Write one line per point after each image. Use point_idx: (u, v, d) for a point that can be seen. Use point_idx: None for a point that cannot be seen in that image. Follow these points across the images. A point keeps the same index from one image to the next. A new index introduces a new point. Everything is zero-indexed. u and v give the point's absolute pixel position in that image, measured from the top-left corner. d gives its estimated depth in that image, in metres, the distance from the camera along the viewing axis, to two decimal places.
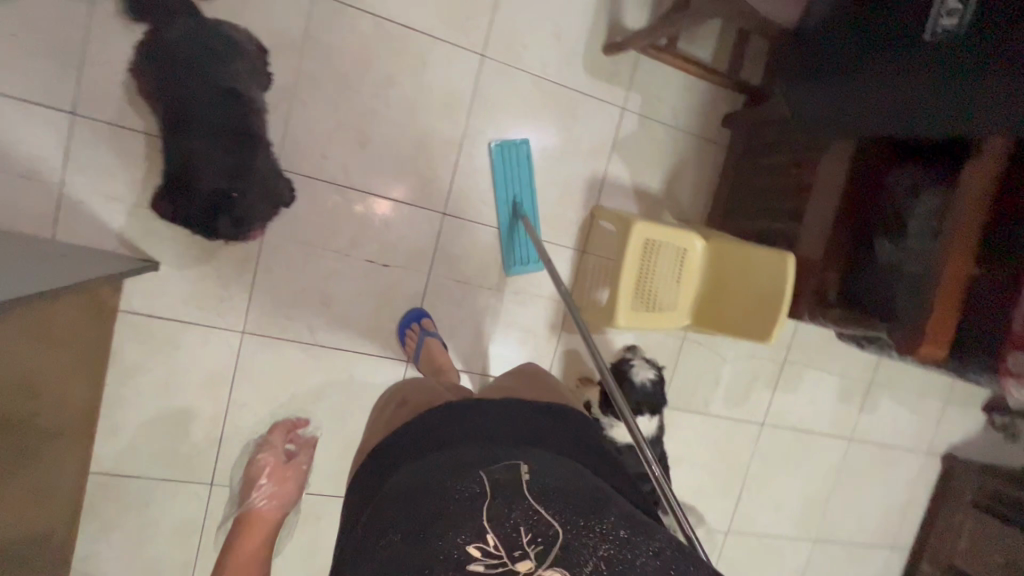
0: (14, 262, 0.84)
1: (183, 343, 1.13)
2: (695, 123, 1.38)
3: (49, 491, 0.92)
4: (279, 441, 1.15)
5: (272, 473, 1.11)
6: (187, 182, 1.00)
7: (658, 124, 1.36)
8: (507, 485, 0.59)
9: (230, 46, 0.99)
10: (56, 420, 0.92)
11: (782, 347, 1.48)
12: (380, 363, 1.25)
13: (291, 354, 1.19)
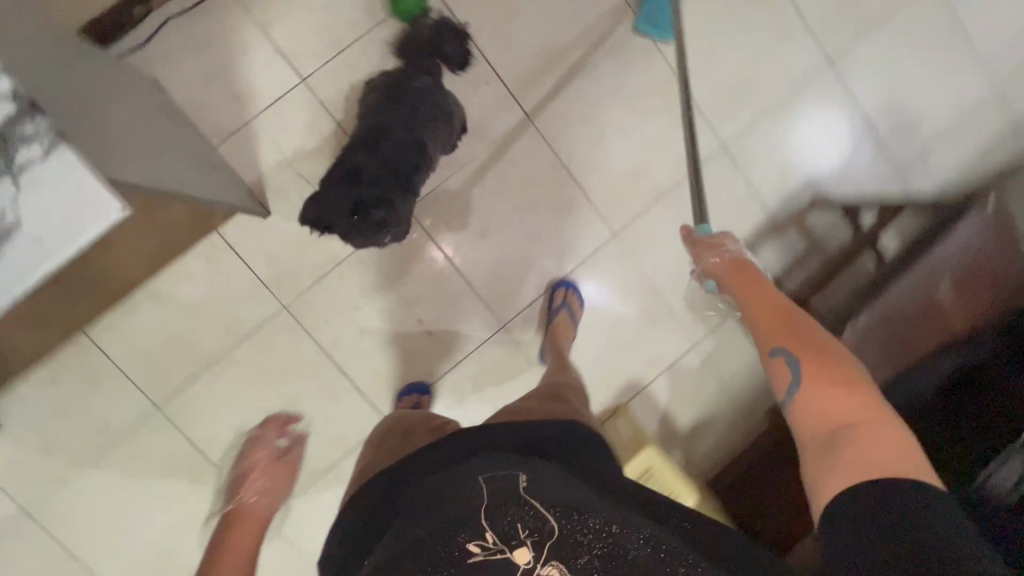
0: (180, 155, 0.94)
1: (234, 283, 1.20)
2: (741, 394, 1.47)
3: (42, 331, 0.95)
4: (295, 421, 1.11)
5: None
6: (345, 180, 1.05)
7: (714, 375, 1.44)
8: (507, 492, 0.64)
9: (446, 114, 1.16)
10: (98, 284, 0.96)
11: None
12: (364, 406, 1.29)
13: (304, 349, 1.25)
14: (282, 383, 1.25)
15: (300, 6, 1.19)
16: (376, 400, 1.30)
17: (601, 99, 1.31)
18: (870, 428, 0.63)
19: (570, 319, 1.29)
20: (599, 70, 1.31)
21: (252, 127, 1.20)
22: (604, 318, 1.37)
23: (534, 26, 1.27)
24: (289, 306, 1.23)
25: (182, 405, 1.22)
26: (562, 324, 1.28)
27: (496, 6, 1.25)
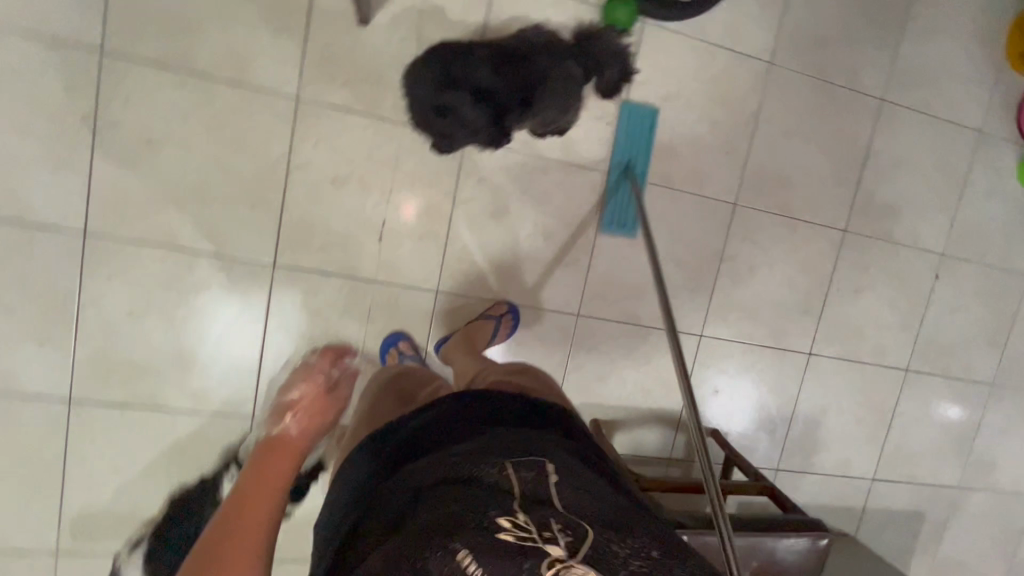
0: None
1: (280, 39, 1.11)
2: None
3: None
4: (329, 366, 0.99)
5: (311, 396, 0.90)
6: (462, 79, 1.13)
7: None
8: (532, 480, 0.60)
9: (569, 93, 1.15)
10: None
11: None
12: (269, 235, 1.18)
13: (273, 144, 1.15)
14: (227, 147, 1.13)
15: None
16: (280, 239, 1.19)
17: (662, 218, 1.37)
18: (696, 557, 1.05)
19: (490, 330, 1.27)
20: (681, 200, 1.38)
21: None
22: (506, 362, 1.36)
23: (673, 126, 1.34)
24: (300, 98, 1.14)
25: (127, 72, 1.07)
26: (480, 327, 1.24)
27: (663, 85, 1.31)
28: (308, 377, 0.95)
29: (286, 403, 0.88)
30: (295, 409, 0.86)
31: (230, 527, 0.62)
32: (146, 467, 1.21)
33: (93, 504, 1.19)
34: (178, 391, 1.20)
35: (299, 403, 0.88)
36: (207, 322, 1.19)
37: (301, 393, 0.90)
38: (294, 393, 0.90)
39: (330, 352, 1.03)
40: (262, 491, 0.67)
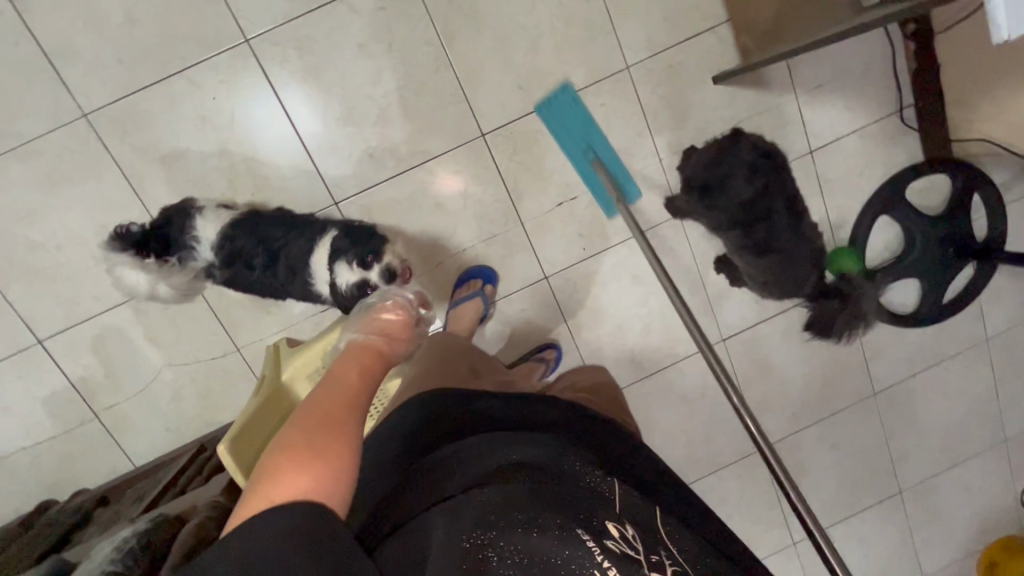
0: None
1: (664, 24, 1.19)
2: None
3: None
4: (414, 300, 0.89)
5: (400, 319, 0.81)
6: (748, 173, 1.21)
7: None
8: (635, 503, 0.60)
9: (780, 263, 1.25)
10: None
11: (136, 402, 1.23)
12: (502, 114, 1.19)
13: (578, 71, 1.20)
14: (552, 37, 1.17)
15: (866, 165, 1.33)
16: (502, 124, 1.20)
17: (715, 406, 1.46)
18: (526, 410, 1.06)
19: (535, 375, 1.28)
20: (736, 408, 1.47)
21: (792, 89, 1.26)
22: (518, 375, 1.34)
23: (788, 361, 1.45)
24: (626, 68, 1.21)
25: None
26: (532, 367, 1.25)
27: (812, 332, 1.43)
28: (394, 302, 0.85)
29: (374, 315, 0.81)
30: (378, 325, 0.79)
31: (325, 407, 0.58)
32: (223, 140, 1.13)
33: (154, 116, 1.11)
34: (313, 125, 1.15)
35: (385, 322, 0.80)
36: (392, 110, 1.16)
37: (389, 316, 0.81)
38: (383, 311, 0.81)
39: (421, 291, 0.93)
40: (349, 392, 0.62)
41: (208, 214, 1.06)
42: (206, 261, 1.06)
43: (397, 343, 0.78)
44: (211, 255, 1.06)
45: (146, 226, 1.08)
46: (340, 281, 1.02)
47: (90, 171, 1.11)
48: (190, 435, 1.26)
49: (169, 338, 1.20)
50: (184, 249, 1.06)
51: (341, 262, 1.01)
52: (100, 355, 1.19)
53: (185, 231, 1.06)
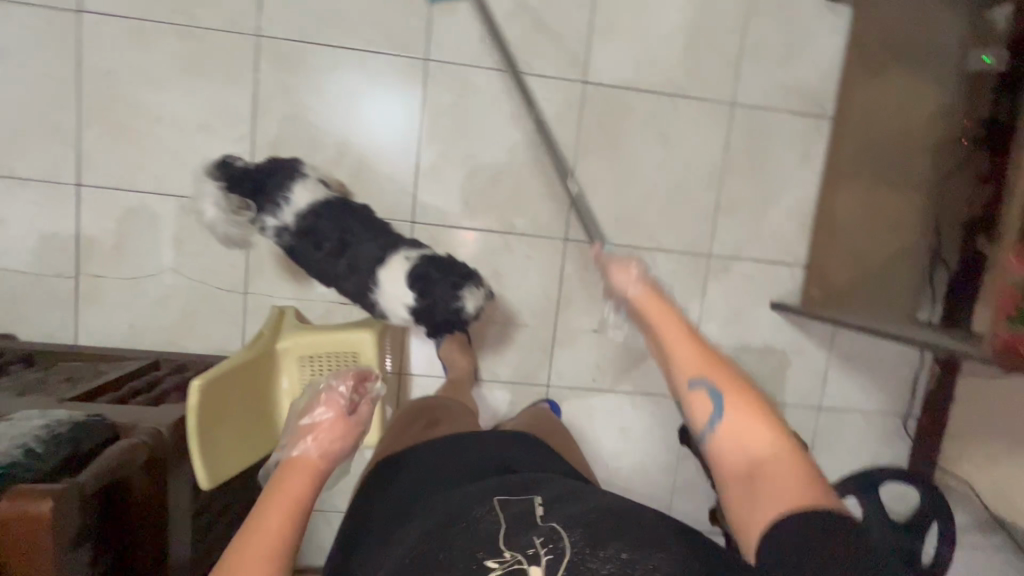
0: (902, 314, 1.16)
1: (756, 241, 1.31)
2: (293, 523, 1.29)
3: (875, 119, 1.23)
4: (350, 387, 0.75)
5: (331, 419, 0.70)
6: None
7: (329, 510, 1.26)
8: (520, 519, 0.67)
9: None
10: (857, 189, 1.25)
11: (122, 287, 1.18)
12: (591, 233, 1.27)
13: (671, 235, 1.30)
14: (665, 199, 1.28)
15: (858, 446, 1.41)
16: (584, 240, 1.28)
17: None
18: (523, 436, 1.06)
19: None
20: None
21: (828, 348, 1.36)
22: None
23: None
24: (708, 256, 1.31)
25: (721, 124, 1.27)
26: None
27: None
28: (327, 399, 0.72)
29: (306, 423, 0.70)
30: (312, 434, 0.68)
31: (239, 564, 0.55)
32: (355, 119, 1.20)
33: (312, 69, 1.18)
34: (435, 152, 1.22)
35: (316, 429, 0.69)
36: (505, 178, 1.24)
37: (320, 416, 0.71)
38: (314, 413, 0.71)
39: (354, 369, 0.78)
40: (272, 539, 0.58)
41: (307, 179, 0.94)
42: (284, 227, 0.92)
43: (332, 450, 0.67)
44: (292, 222, 0.92)
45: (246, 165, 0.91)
46: (468, 306, 0.95)
47: (229, 78, 1.16)
48: (143, 344, 1.20)
49: (193, 248, 1.19)
50: (267, 203, 0.91)
51: (471, 288, 0.95)
52: (122, 228, 1.17)
53: (276, 186, 0.91)
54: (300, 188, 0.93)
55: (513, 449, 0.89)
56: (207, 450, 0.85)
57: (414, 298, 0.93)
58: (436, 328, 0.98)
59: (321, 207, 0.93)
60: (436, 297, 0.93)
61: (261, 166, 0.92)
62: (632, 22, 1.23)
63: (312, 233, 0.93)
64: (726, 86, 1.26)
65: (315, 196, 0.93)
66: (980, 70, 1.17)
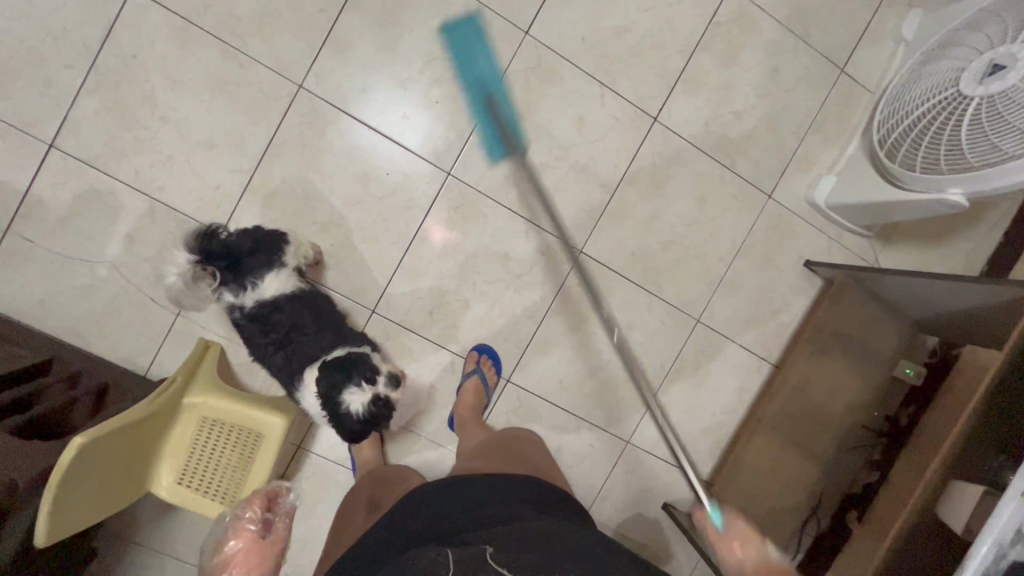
0: None
1: (674, 445, 1.38)
2: (119, 557, 1.18)
3: (806, 390, 1.33)
4: (257, 512, 0.98)
5: (242, 552, 0.95)
6: None
7: (168, 554, 1.21)
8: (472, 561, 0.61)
9: None
10: (768, 447, 1.33)
11: (48, 262, 1.10)
12: (534, 383, 1.31)
13: (603, 411, 1.35)
14: (610, 378, 1.34)
15: None
16: (524, 386, 1.31)
17: None
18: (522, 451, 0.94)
19: None
20: None
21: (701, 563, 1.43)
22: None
23: None
24: (627, 443, 1.36)
25: (681, 333, 1.36)
26: None
27: None
28: (238, 531, 0.96)
29: (223, 560, 0.95)
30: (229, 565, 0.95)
31: None
32: (360, 198, 1.20)
33: (339, 138, 1.17)
34: (422, 255, 1.23)
35: (232, 560, 0.95)
36: (476, 304, 1.27)
37: (234, 544, 0.96)
38: (230, 546, 0.95)
39: (260, 495, 1.00)
40: None
41: (283, 269, 0.95)
42: (240, 306, 0.93)
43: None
44: (250, 303, 0.93)
45: (223, 237, 0.92)
46: (351, 406, 0.92)
47: (253, 110, 1.14)
48: (44, 324, 1.11)
49: (143, 251, 1.13)
50: (232, 282, 0.92)
51: (346, 389, 0.91)
52: (77, 204, 1.10)
53: (248, 269, 0.92)
54: (266, 270, 0.93)
55: (485, 493, 0.78)
56: (60, 502, 0.80)
57: (323, 420, 0.94)
58: (359, 440, 0.97)
59: (283, 301, 0.94)
60: (333, 414, 0.92)
61: (238, 241, 0.92)
62: (641, 217, 1.31)
63: (263, 318, 0.93)
64: (698, 303, 1.36)
65: (283, 289, 0.95)
66: (901, 377, 1.34)
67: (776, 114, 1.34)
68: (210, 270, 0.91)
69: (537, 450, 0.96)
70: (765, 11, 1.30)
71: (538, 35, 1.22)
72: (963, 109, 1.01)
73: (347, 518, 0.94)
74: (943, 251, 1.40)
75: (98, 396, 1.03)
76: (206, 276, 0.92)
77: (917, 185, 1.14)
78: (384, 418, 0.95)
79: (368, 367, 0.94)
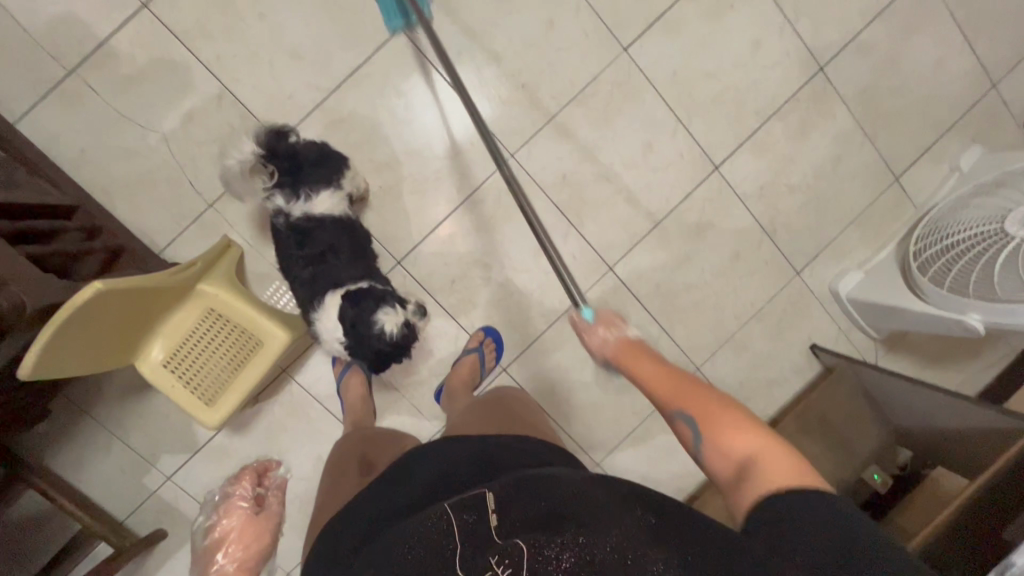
0: None
1: (640, 480, 1.40)
2: (69, 424, 1.15)
3: None
4: (248, 487, 0.95)
5: (236, 525, 0.88)
6: None
7: (117, 438, 1.17)
8: (473, 526, 0.61)
9: None
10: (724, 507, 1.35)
11: (101, 114, 1.09)
12: (527, 380, 1.32)
13: (583, 427, 1.36)
14: (599, 399, 1.35)
15: None
16: (517, 380, 1.31)
17: None
18: (527, 418, 0.93)
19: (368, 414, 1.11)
20: None
21: None
22: None
23: None
24: (595, 465, 1.37)
25: (677, 375, 1.39)
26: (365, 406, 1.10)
27: None
28: (230, 510, 0.91)
29: (216, 541, 0.86)
30: (223, 543, 0.86)
31: None
32: (421, 151, 1.21)
33: (420, 89, 1.19)
34: (462, 225, 1.25)
35: (224, 539, 0.86)
36: (499, 287, 1.28)
37: (227, 523, 0.89)
38: (223, 525, 0.89)
39: (249, 471, 0.97)
40: None
41: (338, 191, 0.96)
42: (287, 214, 0.93)
43: (247, 555, 0.85)
44: (297, 214, 0.93)
45: (293, 144, 0.92)
46: (384, 327, 0.90)
47: (347, 35, 1.15)
48: (76, 172, 1.09)
49: (198, 134, 1.13)
50: (286, 188, 0.92)
51: (382, 308, 0.90)
52: (150, 69, 1.09)
53: (307, 181, 0.93)
54: (322, 186, 0.94)
55: (491, 455, 0.76)
56: (50, 349, 0.78)
57: (345, 346, 0.93)
58: (383, 366, 0.94)
59: (329, 222, 0.95)
60: (358, 341, 0.91)
61: (304, 152, 0.93)
62: (675, 256, 1.34)
63: (306, 231, 0.94)
64: (702, 352, 1.39)
65: (333, 211, 0.95)
66: (867, 480, 1.36)
67: (826, 199, 1.39)
68: (269, 168, 0.92)
69: (534, 414, 0.97)
70: (844, 102, 1.36)
71: (634, 55, 1.26)
72: (1000, 246, 1.06)
73: (337, 474, 0.90)
74: (936, 374, 1.46)
75: (110, 256, 1.01)
76: (264, 172, 0.93)
77: (937, 303, 1.19)
78: (413, 344, 0.93)
79: (393, 296, 0.93)
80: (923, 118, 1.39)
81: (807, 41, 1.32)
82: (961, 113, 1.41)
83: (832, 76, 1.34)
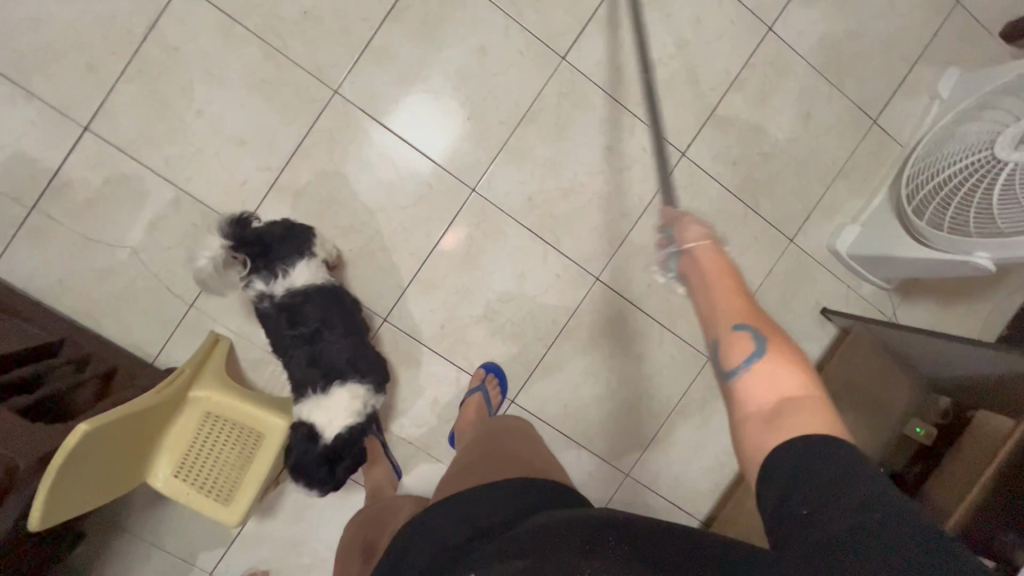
0: None
1: (674, 480, 1.37)
2: (106, 541, 1.18)
3: None
4: None
5: None
6: None
7: (154, 544, 1.20)
8: None
9: None
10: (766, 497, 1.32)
11: (69, 242, 1.11)
12: (538, 406, 1.30)
13: (606, 440, 1.33)
14: (615, 409, 1.33)
15: None
16: (528, 409, 1.29)
17: None
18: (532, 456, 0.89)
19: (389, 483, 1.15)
20: None
21: None
22: (317, 562, 1.24)
23: None
24: (626, 475, 1.35)
25: (689, 368, 1.35)
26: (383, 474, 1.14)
27: None
28: None
29: None
30: None
31: None
32: (383, 206, 1.20)
33: (368, 146, 1.18)
34: (439, 268, 1.23)
35: None
36: (490, 321, 1.26)
37: None
38: None
39: None
40: None
41: (313, 260, 0.96)
42: (270, 296, 0.93)
43: None
44: (280, 293, 0.93)
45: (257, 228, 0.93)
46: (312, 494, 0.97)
47: (285, 110, 1.15)
48: (59, 302, 1.11)
49: (165, 239, 1.14)
50: (263, 270, 0.93)
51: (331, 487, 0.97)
52: (106, 188, 1.11)
53: (279, 258, 0.93)
54: (297, 260, 0.94)
55: (478, 513, 0.72)
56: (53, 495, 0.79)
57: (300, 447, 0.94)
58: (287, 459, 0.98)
59: (314, 292, 0.95)
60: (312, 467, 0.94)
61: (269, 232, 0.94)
62: (661, 251, 1.30)
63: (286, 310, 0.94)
64: None
65: (314, 280, 0.95)
66: (910, 435, 1.31)
67: (805, 159, 1.33)
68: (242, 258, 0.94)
69: (540, 450, 0.93)
70: (802, 57, 1.30)
71: (575, 61, 1.23)
72: (994, 176, 1.00)
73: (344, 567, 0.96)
74: (961, 311, 1.39)
75: (105, 379, 1.03)
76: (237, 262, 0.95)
77: (941, 245, 1.13)
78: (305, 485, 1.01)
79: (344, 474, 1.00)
80: (889, 54, 1.33)
81: (749, 4, 1.27)
82: (928, 39, 1.33)
83: (783, 34, 1.29)
